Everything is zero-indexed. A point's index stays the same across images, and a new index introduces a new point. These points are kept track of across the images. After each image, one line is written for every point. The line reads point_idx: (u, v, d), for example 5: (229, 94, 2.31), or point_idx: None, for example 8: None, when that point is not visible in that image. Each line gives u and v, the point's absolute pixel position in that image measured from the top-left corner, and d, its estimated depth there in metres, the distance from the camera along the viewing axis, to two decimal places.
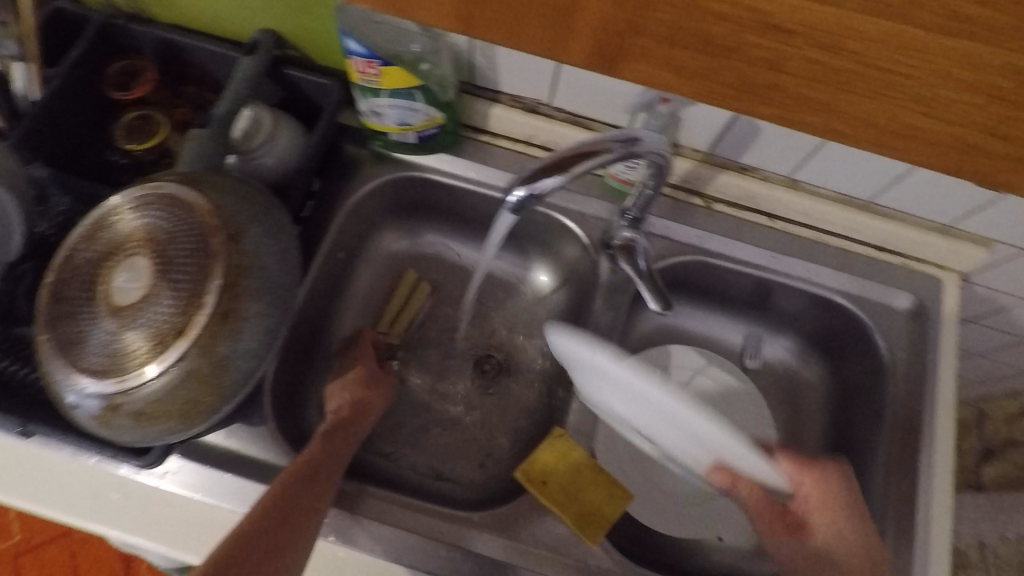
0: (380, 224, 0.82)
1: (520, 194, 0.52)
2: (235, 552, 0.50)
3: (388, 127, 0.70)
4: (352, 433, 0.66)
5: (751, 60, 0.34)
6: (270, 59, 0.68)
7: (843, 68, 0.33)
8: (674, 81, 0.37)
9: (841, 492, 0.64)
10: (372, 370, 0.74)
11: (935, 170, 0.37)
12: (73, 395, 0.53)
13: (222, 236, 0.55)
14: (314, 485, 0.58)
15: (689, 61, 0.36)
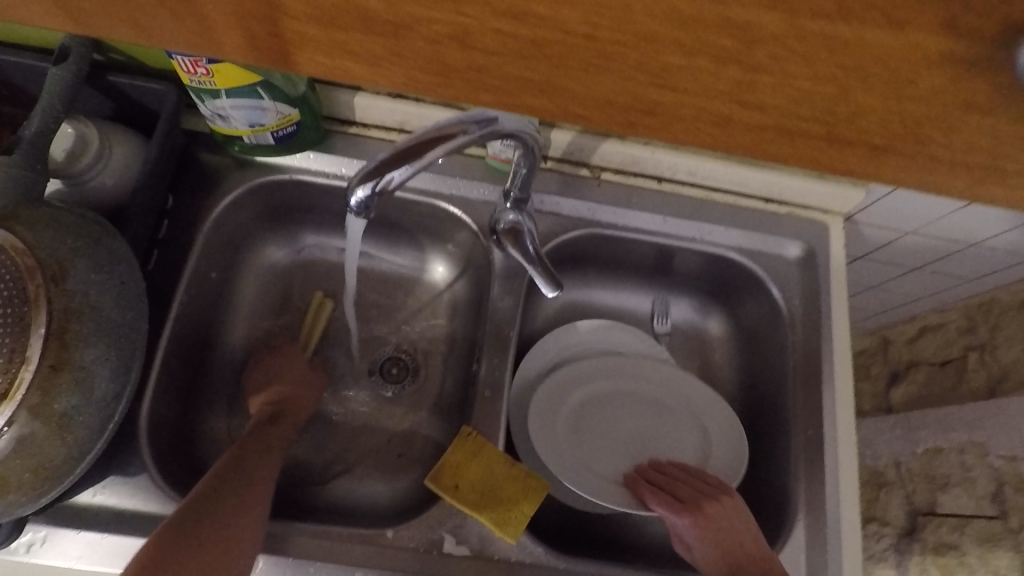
0: (257, 234, 0.76)
1: (364, 192, 0.48)
2: (175, 539, 0.51)
3: (240, 130, 0.65)
4: (291, 415, 0.68)
5: (435, 37, 0.25)
6: (87, 65, 0.60)
7: (554, 46, 0.24)
8: (366, 74, 0.27)
9: (720, 528, 0.61)
10: (298, 373, 0.71)
11: (747, 158, 0.28)
12: None
13: (40, 277, 0.48)
14: (245, 468, 0.59)
15: (363, 47, 0.26)
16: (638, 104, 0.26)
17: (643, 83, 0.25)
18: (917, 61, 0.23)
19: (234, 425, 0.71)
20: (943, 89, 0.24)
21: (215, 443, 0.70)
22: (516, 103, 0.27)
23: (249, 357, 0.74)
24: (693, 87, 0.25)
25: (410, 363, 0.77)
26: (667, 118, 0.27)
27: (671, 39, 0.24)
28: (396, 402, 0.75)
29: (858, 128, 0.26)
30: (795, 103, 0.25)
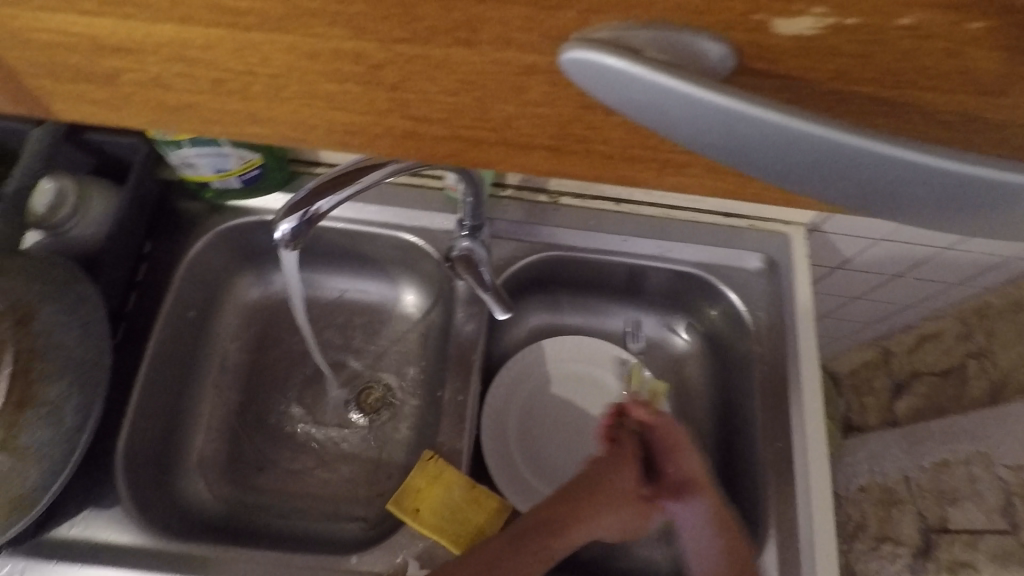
0: (231, 271, 0.79)
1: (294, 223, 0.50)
2: None
3: (206, 176, 0.69)
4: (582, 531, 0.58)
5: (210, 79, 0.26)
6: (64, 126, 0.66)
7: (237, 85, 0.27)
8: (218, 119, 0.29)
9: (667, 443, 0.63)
10: (615, 470, 0.61)
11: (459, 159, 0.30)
12: None
13: (9, 320, 0.52)
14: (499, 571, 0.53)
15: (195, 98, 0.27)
16: (348, 126, 0.28)
17: (321, 111, 0.28)
18: (516, 72, 0.24)
19: (210, 459, 0.73)
20: (564, 89, 0.25)
21: (192, 476, 0.71)
22: (250, 125, 0.29)
23: (226, 393, 0.76)
24: (361, 109, 0.27)
25: (386, 389, 0.78)
26: (375, 136, 0.29)
27: (320, 76, 0.26)
28: (370, 430, 0.76)
29: (509, 158, 0.29)
30: (464, 115, 0.27)
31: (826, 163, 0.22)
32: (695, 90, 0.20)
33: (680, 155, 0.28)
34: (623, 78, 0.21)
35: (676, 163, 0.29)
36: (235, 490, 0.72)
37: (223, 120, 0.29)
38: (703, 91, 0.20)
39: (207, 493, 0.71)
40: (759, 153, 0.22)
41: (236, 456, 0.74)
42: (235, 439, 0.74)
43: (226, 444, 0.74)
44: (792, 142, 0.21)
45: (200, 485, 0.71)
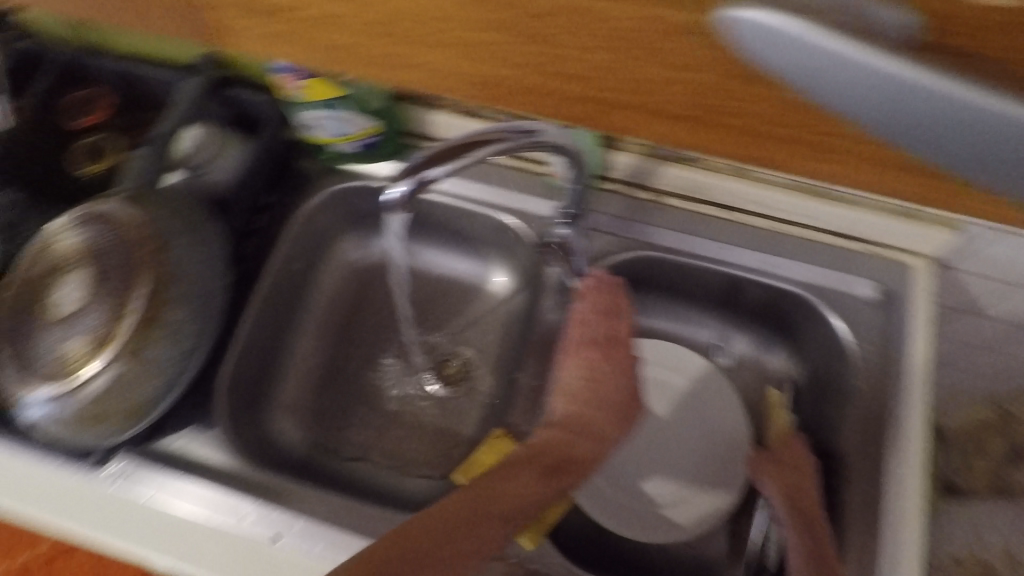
0: (338, 232, 0.83)
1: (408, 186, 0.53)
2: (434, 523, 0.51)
3: (328, 139, 0.73)
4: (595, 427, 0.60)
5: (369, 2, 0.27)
6: (212, 79, 0.72)
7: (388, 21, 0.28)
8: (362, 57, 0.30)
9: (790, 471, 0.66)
10: (619, 399, 0.62)
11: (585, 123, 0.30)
12: (29, 406, 0.56)
13: (149, 247, 0.58)
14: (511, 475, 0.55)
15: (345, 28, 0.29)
16: (484, 78, 0.29)
17: (463, 60, 0.28)
18: (666, 29, 0.24)
19: (296, 401, 0.77)
20: (712, 50, 0.24)
21: (280, 414, 0.76)
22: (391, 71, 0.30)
23: (318, 344, 0.80)
24: (502, 61, 0.28)
25: (464, 365, 0.80)
26: (508, 91, 0.29)
27: (473, 22, 0.27)
28: (445, 400, 0.78)
29: (634, 126, 0.29)
30: (602, 73, 0.27)
31: (1001, 147, 0.21)
32: (862, 56, 0.20)
33: (825, 137, 0.26)
34: (784, 47, 0.21)
35: (816, 145, 0.27)
36: (315, 434, 0.76)
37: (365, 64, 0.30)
38: (874, 56, 0.20)
39: (291, 432, 0.76)
40: (921, 136, 0.22)
41: (319, 404, 0.78)
42: (320, 387, 0.79)
43: (312, 391, 0.78)
44: (964, 124, 0.20)
45: (285, 424, 0.76)
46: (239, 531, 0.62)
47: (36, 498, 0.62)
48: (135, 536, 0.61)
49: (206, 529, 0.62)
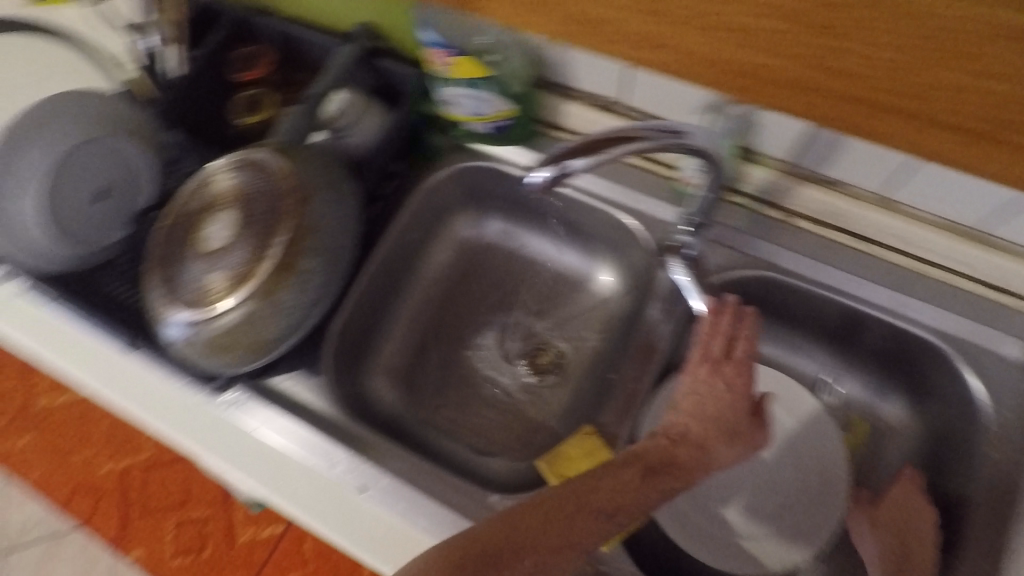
0: (454, 207, 0.85)
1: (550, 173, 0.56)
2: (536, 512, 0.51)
3: (462, 117, 0.74)
4: (702, 438, 0.58)
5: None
6: (363, 48, 0.75)
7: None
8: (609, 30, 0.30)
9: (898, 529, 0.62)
10: (730, 417, 0.60)
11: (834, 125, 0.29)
12: (170, 326, 0.61)
13: (292, 198, 0.61)
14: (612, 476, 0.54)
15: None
16: (756, 68, 0.29)
17: (729, 43, 0.29)
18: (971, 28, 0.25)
19: (393, 365, 0.80)
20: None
21: (376, 374, 0.79)
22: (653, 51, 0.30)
23: (422, 313, 0.83)
24: (773, 47, 0.28)
25: (558, 358, 0.80)
26: (776, 84, 0.29)
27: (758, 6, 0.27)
28: (535, 388, 0.79)
29: (895, 131, 0.28)
30: (882, 70, 0.27)
31: None
32: None
33: None
34: None
35: None
36: (406, 400, 0.79)
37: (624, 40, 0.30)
38: None
39: (384, 393, 0.79)
40: None
41: (414, 371, 0.81)
42: (417, 356, 0.81)
43: (409, 358, 0.81)
44: None
45: (381, 384, 0.79)
46: (331, 476, 0.65)
47: (164, 416, 0.68)
48: (247, 462, 0.66)
49: (302, 469, 0.66)
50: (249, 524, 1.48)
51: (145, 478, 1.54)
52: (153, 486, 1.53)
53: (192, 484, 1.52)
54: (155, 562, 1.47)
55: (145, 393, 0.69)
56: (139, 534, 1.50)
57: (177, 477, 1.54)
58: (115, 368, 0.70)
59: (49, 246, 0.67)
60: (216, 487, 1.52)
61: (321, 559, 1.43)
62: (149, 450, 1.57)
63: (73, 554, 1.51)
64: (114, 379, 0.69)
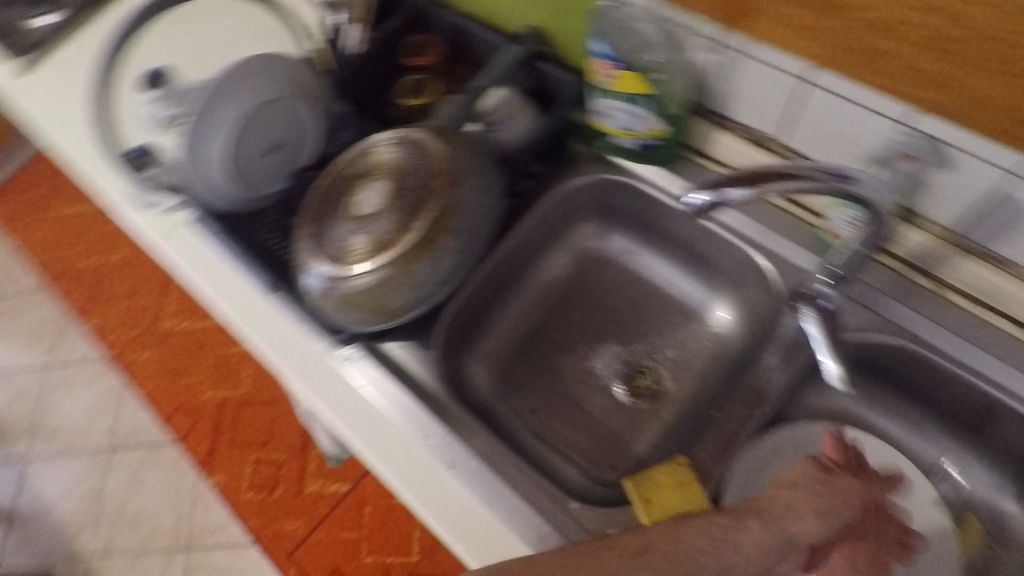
0: (581, 215, 0.86)
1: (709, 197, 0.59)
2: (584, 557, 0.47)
3: (613, 131, 0.75)
4: (794, 509, 0.52)
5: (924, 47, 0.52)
6: (530, 51, 0.78)
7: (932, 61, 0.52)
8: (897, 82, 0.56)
9: None
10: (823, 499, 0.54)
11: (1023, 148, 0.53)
12: (310, 276, 0.67)
13: (445, 178, 0.65)
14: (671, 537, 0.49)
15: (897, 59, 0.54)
16: (1002, 107, 0.52)
17: (979, 79, 0.51)
18: None
19: (494, 355, 0.83)
20: None
21: (476, 359, 0.82)
22: (925, 86, 0.54)
23: (531, 310, 0.85)
24: (1005, 96, 0.51)
25: (657, 384, 0.79)
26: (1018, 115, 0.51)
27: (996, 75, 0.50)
28: (630, 407, 0.79)
29: None
30: None
31: None
32: None
33: None
34: None
35: None
36: (500, 391, 0.81)
37: (902, 80, 0.55)
38: None
39: (480, 380, 0.81)
40: None
41: (513, 365, 0.83)
42: (519, 352, 0.83)
43: (511, 351, 0.83)
44: None
45: (478, 371, 0.82)
46: (422, 447, 0.68)
47: (287, 357, 0.73)
48: (350, 415, 0.70)
49: (398, 433, 0.69)
50: (319, 476, 1.56)
51: (238, 411, 1.68)
52: (243, 420, 1.66)
53: (277, 426, 1.64)
54: (232, 490, 1.59)
55: (272, 334, 0.75)
56: (224, 461, 1.63)
57: (266, 416, 1.66)
58: (249, 307, 0.76)
59: (224, 185, 0.74)
60: (297, 433, 1.63)
61: (378, 525, 1.48)
62: (248, 386, 1.71)
63: (165, 465, 1.66)
64: (248, 314, 0.75)
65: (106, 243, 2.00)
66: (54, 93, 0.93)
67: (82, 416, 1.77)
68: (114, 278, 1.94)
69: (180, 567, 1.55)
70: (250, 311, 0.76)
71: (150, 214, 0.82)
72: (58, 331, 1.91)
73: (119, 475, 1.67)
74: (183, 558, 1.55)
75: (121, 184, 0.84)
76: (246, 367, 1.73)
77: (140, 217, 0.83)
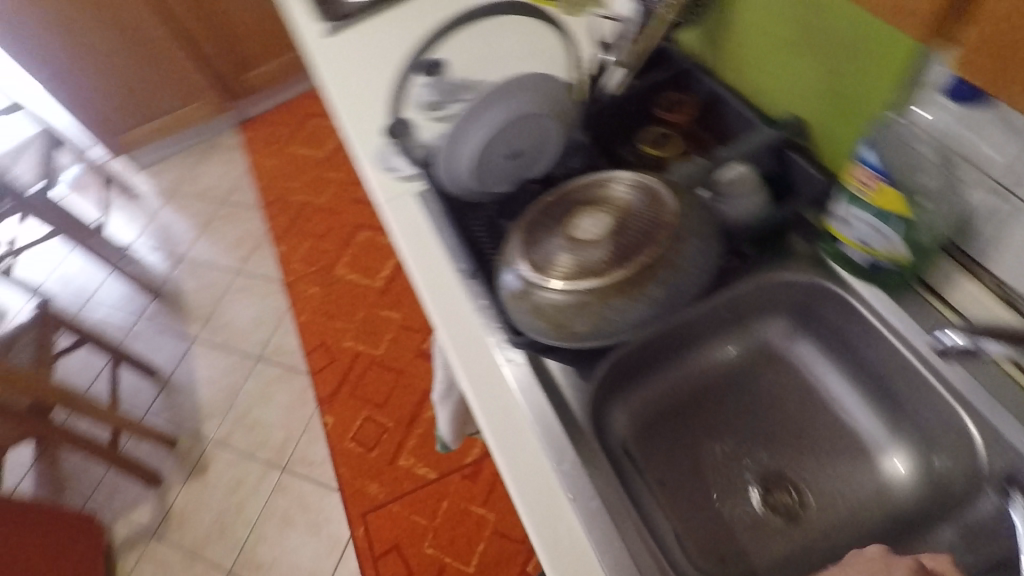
0: (776, 310, 0.83)
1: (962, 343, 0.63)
2: None
3: (845, 239, 0.72)
4: None
5: None
6: (784, 139, 0.79)
7: None
8: None
9: None
10: None
11: None
12: (509, 273, 0.72)
13: (668, 234, 0.67)
14: None
15: None
16: None
17: None
18: None
19: (640, 412, 0.83)
20: None
21: (622, 408, 0.82)
22: None
23: (692, 382, 0.85)
24: None
25: (798, 505, 0.75)
26: None
27: None
28: (764, 518, 0.75)
29: None
30: None
31: None
32: None
33: None
34: None
35: None
36: (636, 448, 0.81)
37: None
38: None
39: (620, 430, 0.81)
40: None
41: (655, 428, 0.82)
42: (664, 416, 0.83)
43: (657, 413, 0.83)
44: None
45: (620, 421, 0.82)
46: (553, 470, 0.71)
47: (456, 338, 0.82)
48: (491, 409, 0.76)
49: (532, 444, 0.73)
50: (414, 455, 1.63)
51: (368, 367, 1.82)
52: (369, 377, 1.80)
53: (395, 394, 1.75)
54: (337, 436, 1.72)
55: (450, 309, 0.85)
56: (341, 407, 1.76)
57: (389, 382, 1.78)
58: (440, 287, 0.87)
59: (461, 181, 0.84)
60: (409, 408, 1.72)
61: (449, 524, 1.51)
62: (383, 349, 1.85)
63: (293, 389, 1.84)
64: (437, 291, 0.86)
65: (317, 187, 2.30)
66: (373, 81, 1.17)
67: (247, 322, 2.02)
68: (312, 219, 2.21)
69: (274, 482, 1.69)
70: (440, 290, 0.87)
71: (386, 177, 1.00)
72: (256, 245, 2.21)
73: (256, 382, 1.88)
74: (278, 475, 1.70)
75: (378, 148, 1.04)
76: (388, 332, 1.88)
77: (377, 176, 1.00)
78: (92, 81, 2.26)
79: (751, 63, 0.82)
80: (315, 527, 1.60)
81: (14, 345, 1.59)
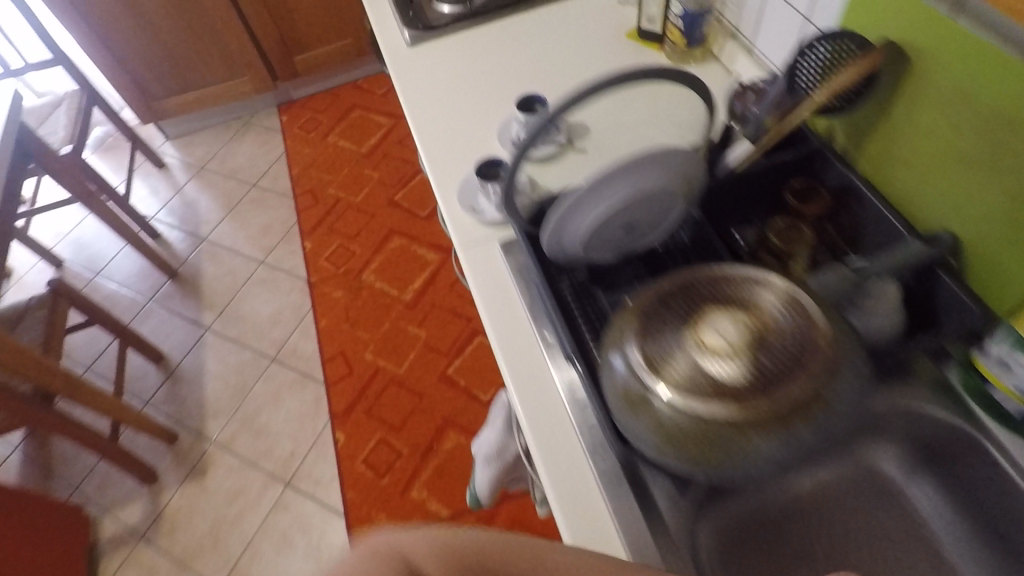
0: (890, 439, 0.76)
1: None
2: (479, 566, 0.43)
3: (1003, 383, 0.64)
4: None
5: None
6: (937, 257, 0.70)
7: None
8: None
9: None
10: None
11: None
12: (622, 364, 0.64)
13: (822, 363, 0.58)
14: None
15: None
16: None
17: None
18: None
19: (723, 530, 0.72)
20: None
21: (709, 527, 0.71)
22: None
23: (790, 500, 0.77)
24: None
25: None
26: None
27: None
28: None
29: None
30: None
31: None
32: None
33: None
34: None
35: None
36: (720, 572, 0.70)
37: None
38: None
39: (704, 552, 0.69)
40: None
41: (740, 548, 0.73)
42: (752, 540, 0.74)
43: (743, 535, 0.74)
44: None
45: (705, 541, 0.70)
46: None
47: (535, 418, 0.75)
48: (568, 505, 0.69)
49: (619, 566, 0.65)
50: (426, 488, 1.55)
51: (386, 386, 1.73)
52: (387, 397, 1.71)
53: (411, 417, 1.67)
54: (347, 456, 1.63)
55: (528, 380, 0.78)
56: (354, 426, 1.68)
57: (406, 404, 1.69)
58: (522, 355, 0.81)
59: (564, 250, 0.76)
60: (424, 436, 1.63)
61: None
62: (404, 368, 1.76)
63: (306, 399, 1.75)
64: (519, 358, 0.80)
65: (353, 185, 2.21)
66: (456, 105, 1.08)
67: (265, 318, 1.93)
68: (343, 218, 2.12)
69: (276, 496, 1.60)
70: (521, 358, 0.80)
71: (467, 215, 0.94)
72: (282, 237, 2.12)
73: (268, 385, 1.79)
74: (280, 490, 1.61)
75: (460, 179, 0.98)
76: (411, 351, 1.79)
77: (459, 214, 0.94)
78: (136, 45, 2.17)
79: (908, 160, 0.74)
80: (313, 553, 1.51)
81: (23, 321, 1.50)
